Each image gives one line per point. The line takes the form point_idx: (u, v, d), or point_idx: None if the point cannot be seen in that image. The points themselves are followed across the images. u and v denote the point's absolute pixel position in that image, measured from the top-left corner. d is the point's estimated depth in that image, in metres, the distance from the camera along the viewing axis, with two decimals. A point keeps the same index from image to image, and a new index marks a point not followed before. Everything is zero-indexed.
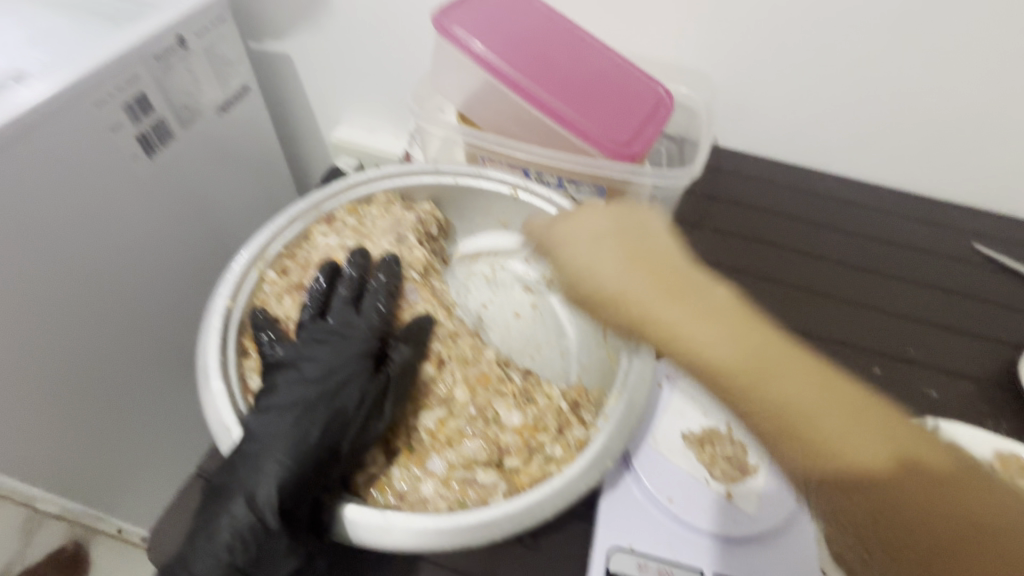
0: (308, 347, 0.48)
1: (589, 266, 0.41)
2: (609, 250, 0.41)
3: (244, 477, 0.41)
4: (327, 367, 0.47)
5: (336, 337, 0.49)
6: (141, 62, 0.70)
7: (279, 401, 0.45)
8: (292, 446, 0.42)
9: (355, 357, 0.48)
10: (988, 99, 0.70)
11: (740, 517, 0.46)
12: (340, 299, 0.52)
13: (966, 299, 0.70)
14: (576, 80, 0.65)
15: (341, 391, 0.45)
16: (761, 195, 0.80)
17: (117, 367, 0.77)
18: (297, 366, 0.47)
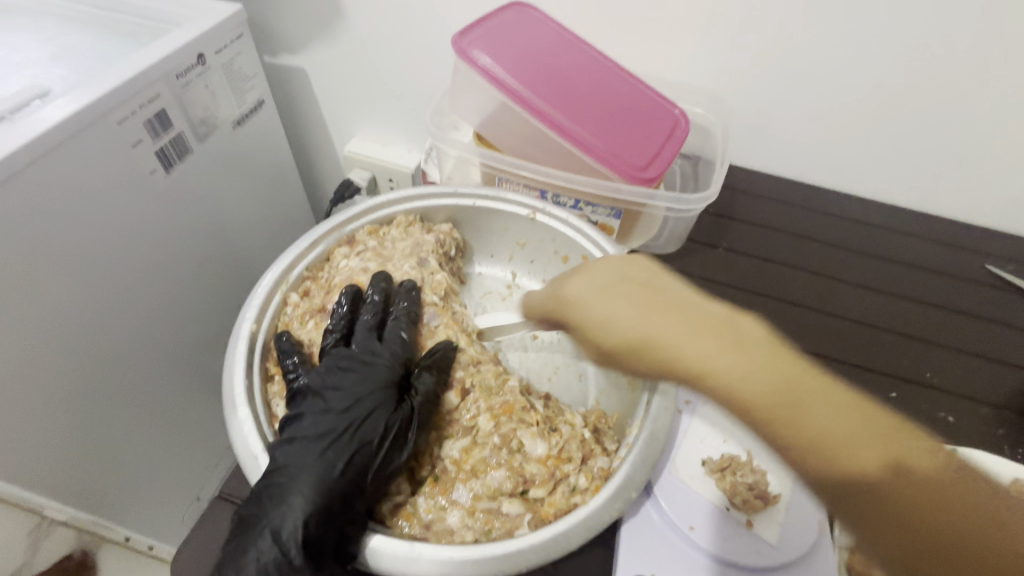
0: (333, 374, 0.47)
1: (604, 317, 0.45)
2: (619, 299, 0.45)
3: (270, 512, 0.40)
4: (352, 396, 0.45)
5: (360, 363, 0.48)
6: (162, 80, 0.71)
7: (304, 432, 0.44)
8: (318, 479, 0.41)
9: (380, 385, 0.46)
10: (1002, 123, 0.70)
11: (762, 546, 0.46)
12: (363, 324, 0.51)
13: (980, 321, 0.70)
14: (594, 104, 0.65)
15: (366, 421, 0.44)
16: (775, 215, 0.80)
17: (132, 380, 0.77)
18: (322, 394, 0.46)
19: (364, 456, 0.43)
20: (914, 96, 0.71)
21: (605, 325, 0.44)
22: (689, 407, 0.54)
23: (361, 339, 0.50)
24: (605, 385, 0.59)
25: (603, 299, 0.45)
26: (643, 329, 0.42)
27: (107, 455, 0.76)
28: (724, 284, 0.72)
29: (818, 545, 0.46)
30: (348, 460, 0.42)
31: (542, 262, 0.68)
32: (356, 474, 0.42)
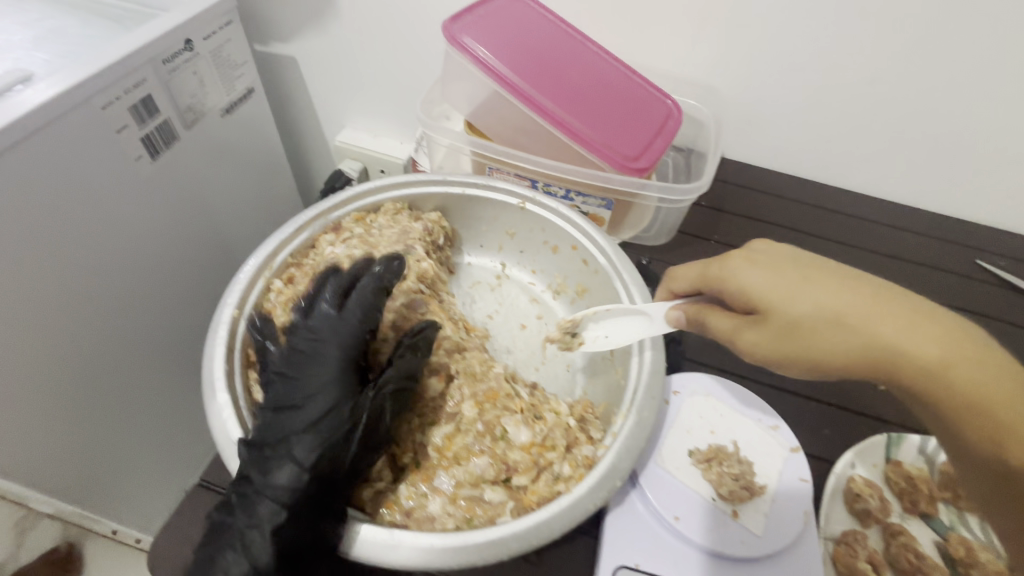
0: (290, 367, 0.44)
1: (787, 292, 0.43)
2: (802, 275, 0.43)
3: (241, 516, 0.40)
4: (307, 391, 0.43)
5: (313, 353, 0.45)
6: (149, 65, 0.70)
7: (264, 431, 0.42)
8: (280, 484, 0.39)
9: (330, 376, 0.43)
10: (994, 118, 0.70)
11: (748, 537, 0.45)
12: (324, 308, 0.47)
13: (971, 316, 0.70)
14: (586, 93, 0.65)
15: (320, 418, 0.42)
16: (767, 208, 0.80)
17: (118, 370, 0.76)
18: (284, 389, 0.44)
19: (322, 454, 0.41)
20: (906, 89, 0.71)
21: (791, 300, 0.42)
22: (676, 397, 0.54)
23: (314, 323, 0.46)
24: (592, 376, 0.59)
25: (780, 273, 0.44)
26: (839, 306, 0.41)
27: (92, 446, 0.75)
28: None
29: (804, 535, 0.46)
30: (306, 463, 0.40)
31: (531, 252, 0.67)
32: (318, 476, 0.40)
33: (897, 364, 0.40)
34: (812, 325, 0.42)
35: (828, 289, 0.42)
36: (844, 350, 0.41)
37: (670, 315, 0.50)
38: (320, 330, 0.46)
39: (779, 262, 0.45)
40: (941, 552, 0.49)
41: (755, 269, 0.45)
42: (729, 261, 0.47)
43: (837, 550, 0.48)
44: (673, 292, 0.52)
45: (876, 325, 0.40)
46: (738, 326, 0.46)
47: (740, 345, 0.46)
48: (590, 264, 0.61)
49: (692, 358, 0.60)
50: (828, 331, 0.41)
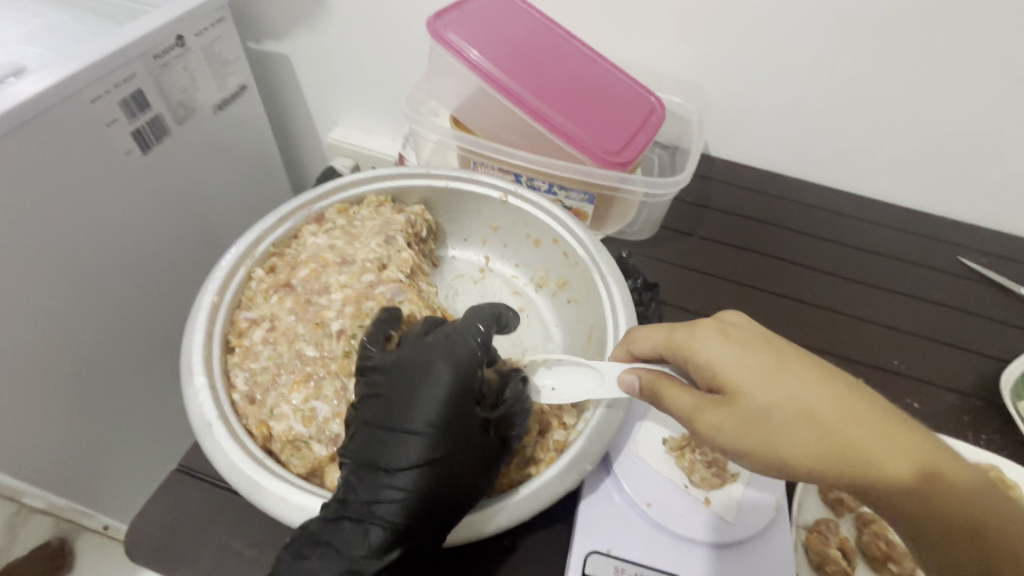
0: (401, 385, 0.43)
1: (754, 378, 0.39)
2: (766, 367, 0.39)
3: (345, 533, 0.39)
4: (424, 411, 0.41)
5: (427, 370, 0.43)
6: (139, 60, 0.71)
7: (374, 449, 0.41)
8: (393, 504, 0.39)
9: (449, 396, 0.42)
10: (972, 116, 0.71)
11: (719, 523, 0.46)
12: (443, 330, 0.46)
13: (951, 311, 0.71)
14: (568, 89, 0.66)
15: (440, 439, 0.41)
16: (750, 204, 0.81)
17: (106, 362, 0.76)
18: (389, 407, 0.42)
19: (446, 472, 0.41)
20: (886, 87, 0.72)
21: (758, 390, 0.38)
22: None
23: (426, 341, 0.45)
24: None
25: (754, 356, 0.40)
26: (806, 400, 0.38)
27: (80, 438, 0.76)
28: (695, 270, 0.72)
29: (776, 523, 0.46)
30: (426, 481, 0.40)
31: (514, 245, 0.68)
32: (434, 495, 0.40)
33: (862, 470, 0.36)
34: (775, 418, 0.38)
35: (793, 383, 0.38)
36: (814, 453, 0.37)
37: (620, 377, 0.45)
38: (431, 349, 0.44)
39: (743, 347, 0.40)
40: None
41: (718, 355, 0.40)
42: (693, 339, 0.42)
43: (809, 538, 0.48)
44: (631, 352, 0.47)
45: (845, 428, 0.37)
46: (700, 405, 0.40)
47: (698, 428, 0.40)
48: (570, 257, 0.62)
49: None
50: (794, 426, 0.37)
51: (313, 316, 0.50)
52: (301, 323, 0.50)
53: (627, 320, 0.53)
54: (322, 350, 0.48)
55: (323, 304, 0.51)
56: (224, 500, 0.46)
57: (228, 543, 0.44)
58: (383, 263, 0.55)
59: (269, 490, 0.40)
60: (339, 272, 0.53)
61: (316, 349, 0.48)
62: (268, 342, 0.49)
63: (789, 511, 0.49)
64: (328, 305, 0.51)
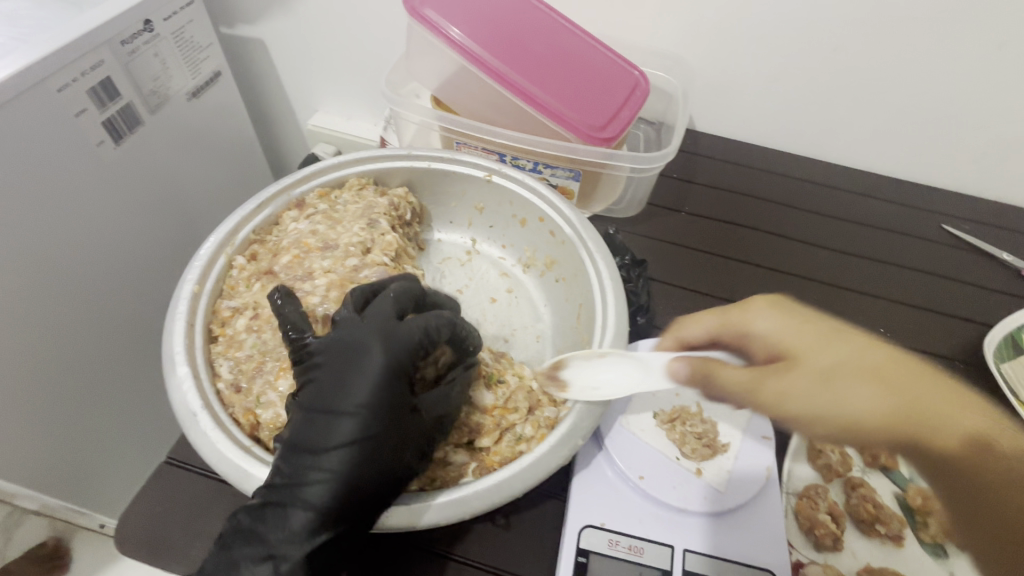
0: (336, 365, 0.41)
1: (805, 346, 0.53)
2: (819, 337, 0.55)
3: (269, 519, 0.39)
4: (353, 394, 0.40)
5: (359, 352, 0.41)
6: (107, 47, 0.68)
7: (304, 432, 0.40)
8: (319, 488, 0.38)
9: (380, 376, 0.40)
10: (952, 84, 0.71)
11: (709, 492, 0.46)
12: (382, 307, 0.44)
13: (936, 278, 0.71)
14: (551, 65, 0.65)
15: (370, 422, 0.39)
16: (737, 179, 0.81)
17: (88, 356, 0.75)
18: (323, 389, 0.41)
19: (371, 456, 0.39)
20: (869, 57, 0.72)
21: (820, 363, 0.50)
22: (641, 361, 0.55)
23: (362, 321, 0.43)
24: (561, 345, 0.59)
25: (806, 329, 0.56)
26: (836, 365, 0.51)
27: (68, 435, 0.75)
28: (683, 246, 0.72)
29: (766, 491, 0.47)
30: (352, 464, 0.39)
31: (500, 226, 0.67)
32: (360, 479, 0.39)
33: (871, 409, 0.49)
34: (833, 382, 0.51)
35: (840, 347, 0.54)
36: (876, 411, 0.49)
37: (671, 367, 0.53)
38: (365, 328, 0.42)
39: (796, 325, 0.56)
40: (901, 504, 0.50)
41: (766, 328, 0.56)
42: (733, 317, 0.58)
43: (799, 504, 0.49)
44: (682, 342, 0.57)
45: (907, 396, 0.49)
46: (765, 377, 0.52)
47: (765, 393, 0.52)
48: (557, 235, 0.61)
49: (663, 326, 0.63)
50: (863, 387, 0.49)
51: (297, 302, 0.49)
52: None
53: (616, 296, 0.53)
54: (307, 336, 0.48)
55: (306, 289, 0.50)
56: (215, 491, 0.46)
57: (220, 533, 0.44)
58: (367, 246, 0.54)
59: (259, 479, 0.40)
60: (322, 257, 0.52)
61: None
62: (251, 330, 0.48)
63: (778, 478, 0.50)
64: (312, 290, 0.50)
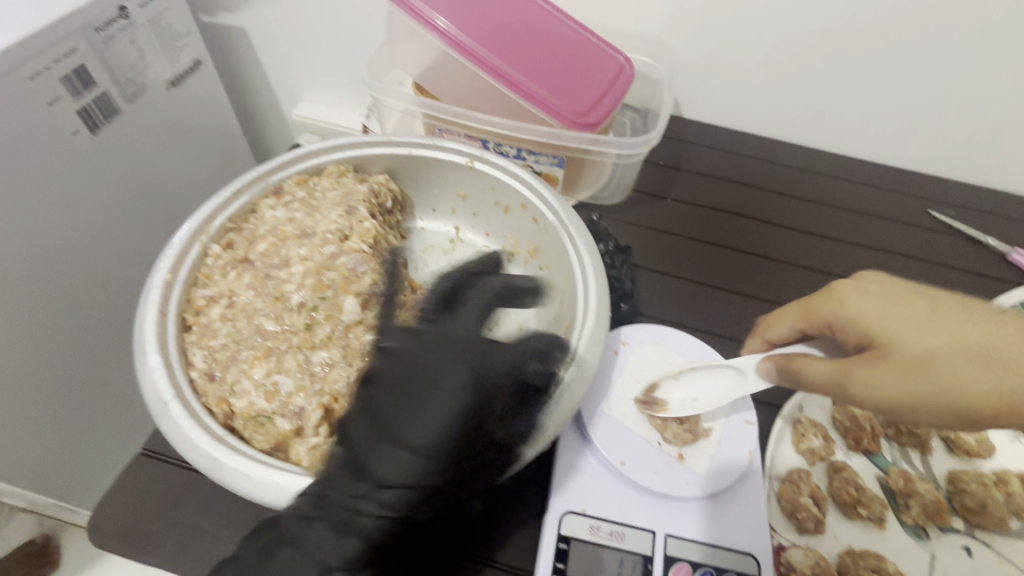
0: (412, 391, 0.41)
1: (907, 329, 0.44)
2: (924, 314, 0.44)
3: (313, 538, 0.37)
4: (429, 431, 0.39)
5: (444, 380, 0.41)
6: (80, 34, 0.66)
7: (368, 455, 0.39)
8: (371, 515, 0.38)
9: (461, 412, 0.40)
10: (937, 68, 0.71)
11: (691, 477, 0.46)
12: (473, 323, 0.44)
13: (922, 263, 0.71)
14: (533, 50, 0.64)
15: (437, 463, 0.39)
16: (724, 166, 0.80)
17: (69, 351, 0.73)
18: (395, 408, 0.40)
19: (430, 494, 0.39)
20: (855, 42, 0.71)
21: (914, 342, 0.43)
22: (624, 346, 0.54)
23: (454, 340, 0.42)
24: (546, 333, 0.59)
25: (903, 304, 0.45)
26: (979, 344, 0.42)
27: (50, 431, 0.73)
28: (670, 233, 0.71)
29: (748, 476, 0.46)
30: (411, 499, 0.39)
31: (483, 213, 0.66)
32: (414, 514, 0.39)
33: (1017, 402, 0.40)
34: (934, 362, 0.42)
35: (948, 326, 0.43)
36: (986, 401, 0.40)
37: (761, 367, 0.49)
38: (454, 353, 0.42)
39: (881, 294, 0.47)
40: (883, 487, 0.50)
41: (854, 306, 0.47)
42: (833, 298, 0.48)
43: (781, 488, 0.49)
44: (768, 339, 0.53)
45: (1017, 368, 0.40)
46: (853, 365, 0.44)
47: (859, 382, 0.43)
48: (540, 222, 0.60)
49: (646, 313, 0.63)
50: (971, 370, 0.41)
51: (272, 290, 0.48)
52: (260, 298, 0.48)
53: (598, 281, 0.52)
54: (282, 324, 0.47)
55: (282, 278, 0.49)
56: (191, 482, 0.45)
57: (195, 524, 0.43)
58: (345, 234, 0.53)
59: (230, 467, 0.39)
60: (299, 245, 0.51)
61: (275, 324, 0.47)
62: (226, 319, 0.47)
63: (761, 463, 0.49)
64: (288, 279, 0.49)
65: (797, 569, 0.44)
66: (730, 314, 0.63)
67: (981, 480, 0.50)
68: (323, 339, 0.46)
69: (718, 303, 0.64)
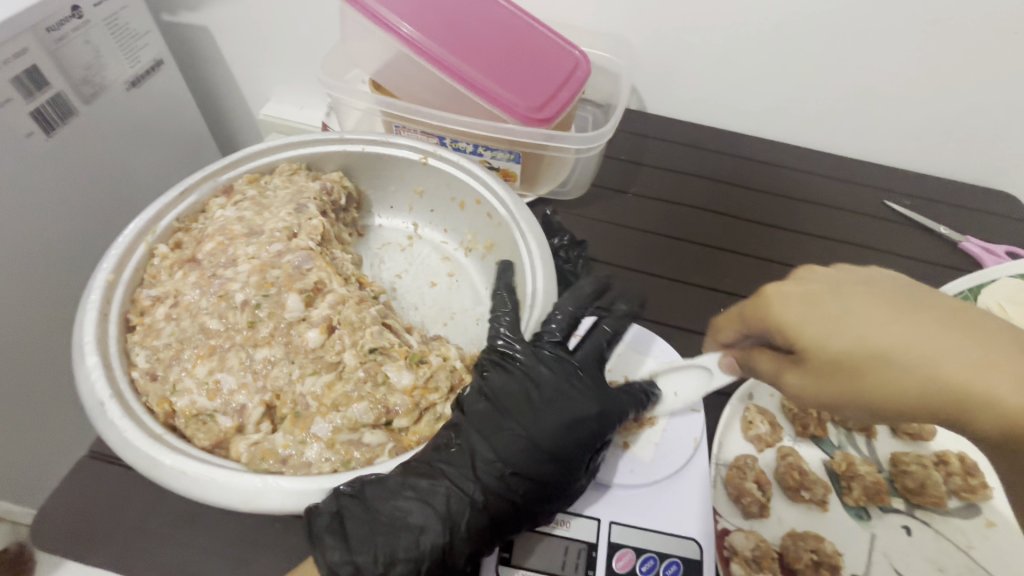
0: (545, 399, 0.45)
1: (823, 331, 0.35)
2: (840, 310, 0.35)
3: (440, 495, 0.40)
4: (556, 434, 0.43)
5: (575, 394, 0.45)
6: (30, 33, 0.65)
7: (494, 440, 0.43)
8: (492, 499, 0.41)
9: (590, 424, 0.44)
10: (887, 60, 0.72)
11: (636, 465, 0.47)
12: (591, 347, 0.49)
13: (875, 252, 0.73)
14: (486, 46, 0.64)
15: (559, 466, 0.42)
16: (684, 160, 0.81)
17: (39, 360, 0.72)
18: (528, 409, 0.44)
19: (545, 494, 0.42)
20: (807, 35, 0.72)
21: (829, 345, 0.35)
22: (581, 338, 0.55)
23: (575, 365, 0.47)
24: None
25: (819, 304, 0.36)
26: (907, 340, 0.33)
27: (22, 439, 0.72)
28: (629, 227, 0.72)
29: (691, 463, 0.47)
30: (530, 493, 0.42)
31: (440, 210, 0.67)
32: (527, 510, 0.41)
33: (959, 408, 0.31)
34: (847, 367, 0.35)
35: (873, 321, 0.34)
36: (923, 407, 0.33)
37: (721, 363, 0.47)
38: (580, 374, 0.47)
39: (804, 292, 0.37)
40: (828, 471, 0.51)
41: (775, 308, 0.38)
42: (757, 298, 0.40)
43: (729, 474, 0.49)
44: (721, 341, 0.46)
45: (957, 369, 0.31)
46: (782, 368, 0.39)
47: (786, 389, 0.39)
48: (493, 217, 0.61)
49: None
50: (897, 377, 0.33)
51: (217, 289, 0.49)
52: (204, 297, 0.49)
53: (546, 273, 0.53)
54: (226, 322, 0.48)
55: (227, 276, 0.50)
56: (136, 482, 0.46)
57: (139, 524, 0.44)
58: (293, 232, 0.54)
59: (168, 465, 0.39)
60: (246, 243, 0.52)
61: (219, 322, 0.48)
62: (170, 318, 0.48)
63: (709, 449, 0.50)
64: (233, 277, 0.50)
65: (739, 552, 0.45)
66: (682, 305, 0.64)
67: (921, 460, 0.51)
68: (265, 337, 0.47)
69: (673, 295, 0.65)
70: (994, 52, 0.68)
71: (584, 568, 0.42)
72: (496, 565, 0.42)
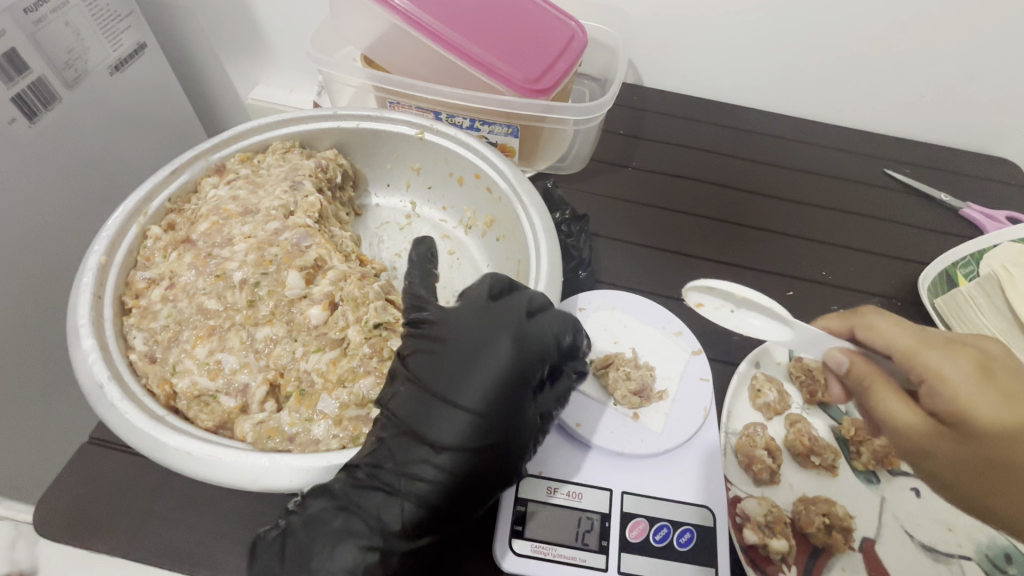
0: (450, 357, 0.41)
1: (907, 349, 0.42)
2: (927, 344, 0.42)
3: (372, 502, 0.38)
4: (473, 390, 0.39)
5: (489, 342, 0.41)
6: (6, 14, 0.63)
7: (419, 420, 0.39)
8: (424, 487, 0.38)
9: (505, 373, 0.40)
10: (888, 26, 0.71)
11: (646, 437, 0.46)
12: (518, 304, 0.43)
13: (876, 220, 0.72)
14: (479, 16, 0.62)
15: (489, 421, 0.39)
16: (684, 132, 0.80)
17: (35, 351, 0.71)
18: (442, 379, 0.40)
19: (488, 455, 0.39)
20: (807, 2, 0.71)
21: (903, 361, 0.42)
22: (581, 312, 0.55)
23: (493, 314, 0.42)
24: None
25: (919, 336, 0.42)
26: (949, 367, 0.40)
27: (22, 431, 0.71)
28: (630, 202, 0.71)
29: (699, 432, 0.47)
30: (465, 466, 0.38)
31: (439, 187, 0.66)
32: (473, 480, 0.39)
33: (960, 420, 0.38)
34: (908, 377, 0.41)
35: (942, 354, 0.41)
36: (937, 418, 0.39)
37: (833, 355, 0.45)
38: (489, 325, 0.42)
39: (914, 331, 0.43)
40: (837, 436, 0.51)
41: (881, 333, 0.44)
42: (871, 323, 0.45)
43: (738, 442, 0.50)
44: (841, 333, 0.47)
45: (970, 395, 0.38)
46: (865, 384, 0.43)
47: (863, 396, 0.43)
48: (493, 192, 0.60)
49: (604, 280, 0.63)
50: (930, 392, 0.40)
51: (215, 268, 0.48)
52: (200, 277, 0.48)
53: (549, 246, 0.52)
54: (225, 302, 0.47)
55: (224, 256, 0.49)
56: (139, 467, 0.45)
57: (144, 507, 0.43)
58: (290, 209, 0.52)
59: (171, 446, 0.38)
60: (241, 223, 0.51)
61: (217, 301, 0.47)
62: (167, 300, 0.47)
63: (717, 419, 0.50)
64: (230, 257, 0.49)
65: (751, 518, 0.45)
66: (684, 278, 0.64)
67: None
68: (265, 315, 0.47)
69: (676, 268, 0.65)
70: (998, 15, 0.67)
71: (598, 538, 0.42)
72: (510, 539, 0.42)
